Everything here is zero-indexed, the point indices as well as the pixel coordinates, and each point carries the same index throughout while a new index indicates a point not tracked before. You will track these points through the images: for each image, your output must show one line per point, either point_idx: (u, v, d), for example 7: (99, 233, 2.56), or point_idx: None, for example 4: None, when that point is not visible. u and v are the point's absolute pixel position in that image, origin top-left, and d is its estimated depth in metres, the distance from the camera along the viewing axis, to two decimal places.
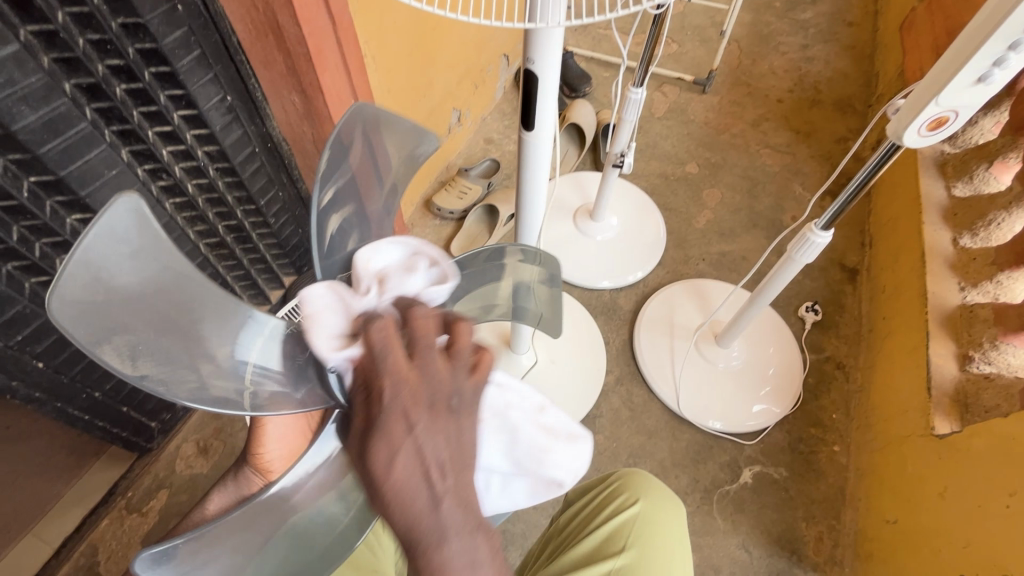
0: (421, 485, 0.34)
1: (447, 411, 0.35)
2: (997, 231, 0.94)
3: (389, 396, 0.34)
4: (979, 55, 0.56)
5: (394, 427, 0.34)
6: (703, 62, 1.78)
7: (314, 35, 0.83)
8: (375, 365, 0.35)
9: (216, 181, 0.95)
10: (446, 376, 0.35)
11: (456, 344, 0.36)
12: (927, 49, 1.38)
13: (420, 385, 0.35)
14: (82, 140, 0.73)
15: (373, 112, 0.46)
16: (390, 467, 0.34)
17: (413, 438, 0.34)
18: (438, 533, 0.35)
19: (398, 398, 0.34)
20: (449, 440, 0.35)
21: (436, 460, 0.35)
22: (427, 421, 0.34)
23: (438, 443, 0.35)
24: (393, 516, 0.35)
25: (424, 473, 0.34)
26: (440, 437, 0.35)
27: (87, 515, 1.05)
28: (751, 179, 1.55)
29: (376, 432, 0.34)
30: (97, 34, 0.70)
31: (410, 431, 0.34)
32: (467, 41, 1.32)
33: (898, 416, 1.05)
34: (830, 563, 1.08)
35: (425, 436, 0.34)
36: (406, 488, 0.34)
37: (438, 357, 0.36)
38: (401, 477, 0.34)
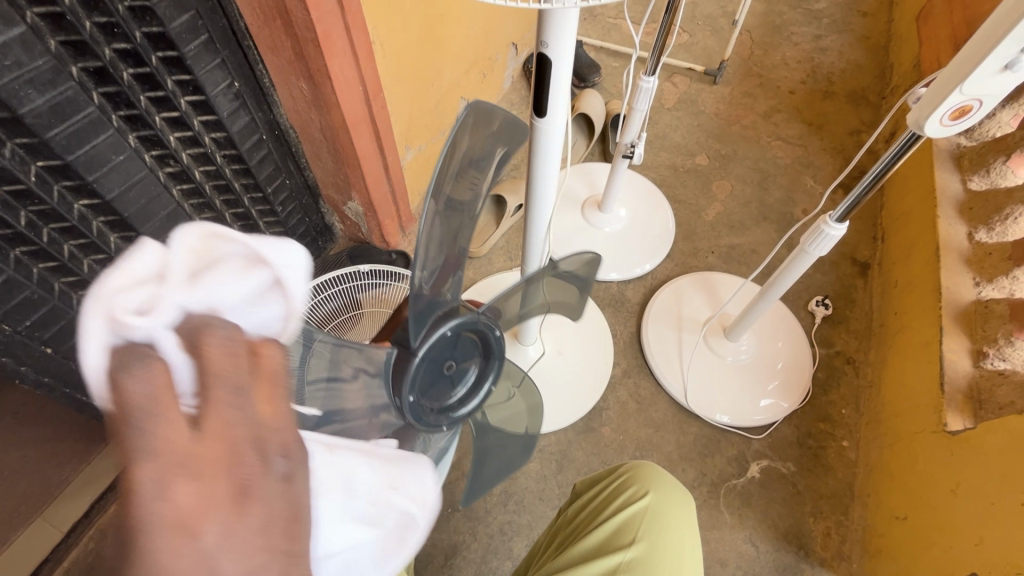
0: None
1: (260, 500, 0.25)
2: (1014, 226, 0.92)
3: (152, 493, 0.24)
4: (1006, 42, 0.54)
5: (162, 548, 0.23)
6: (714, 52, 1.76)
7: (322, 20, 0.81)
8: (137, 436, 0.24)
9: (223, 168, 0.95)
10: (266, 435, 0.26)
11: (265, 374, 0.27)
12: (945, 40, 1.36)
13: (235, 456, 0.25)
14: (89, 125, 0.73)
15: (490, 114, 0.47)
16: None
17: (198, 558, 0.24)
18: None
19: (171, 495, 0.24)
20: (259, 536, 0.25)
21: (233, 573, 0.24)
22: (222, 524, 0.24)
23: (240, 546, 0.25)
24: None
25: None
26: (246, 534, 0.25)
27: (93, 502, 1.07)
28: (762, 172, 1.53)
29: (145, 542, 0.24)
30: (104, 18, 0.69)
31: (195, 544, 0.24)
32: (476, 29, 1.31)
33: (909, 412, 1.04)
34: (837, 558, 1.07)
35: (221, 545, 0.24)
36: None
37: (249, 410, 0.26)
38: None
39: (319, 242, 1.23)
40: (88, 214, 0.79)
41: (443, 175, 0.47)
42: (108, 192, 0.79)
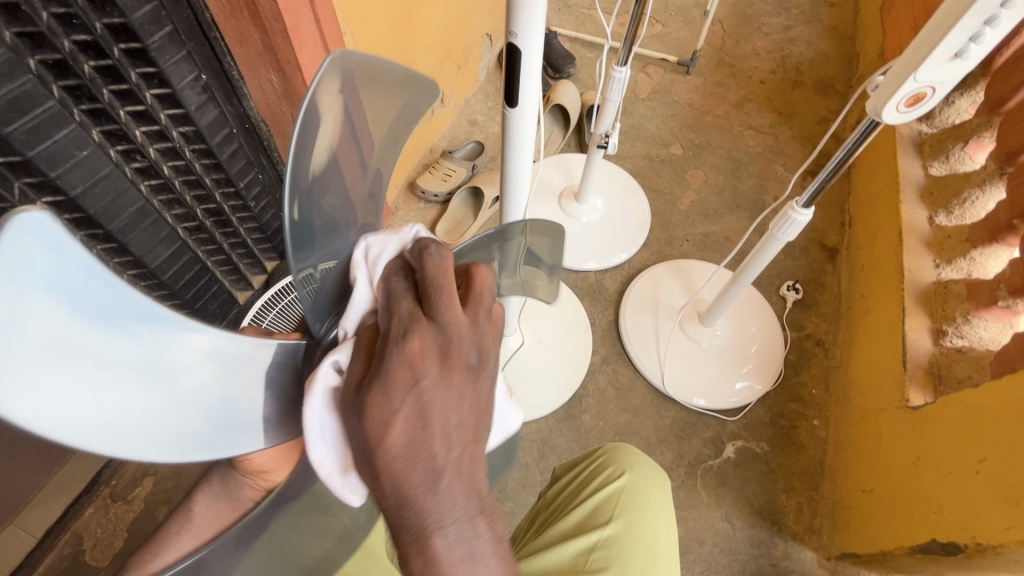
0: (418, 452, 0.33)
1: (461, 369, 0.35)
2: (972, 208, 1.00)
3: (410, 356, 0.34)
4: (955, 31, 0.56)
5: (404, 374, 0.34)
6: (686, 43, 1.78)
7: (290, 10, 0.80)
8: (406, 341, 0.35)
9: (192, 163, 0.93)
10: (465, 329, 0.36)
11: (477, 287, 0.39)
12: (907, 29, 1.40)
13: (433, 335, 0.35)
14: (50, 119, 0.71)
15: (362, 62, 0.41)
16: (388, 427, 0.33)
17: (421, 392, 0.34)
18: (424, 437, 0.33)
19: (406, 348, 0.35)
20: (462, 401, 0.35)
21: (441, 419, 0.34)
22: (438, 377, 0.34)
23: (449, 400, 0.34)
24: (379, 476, 0.34)
25: (426, 429, 0.34)
26: (454, 394, 0.35)
27: (69, 506, 1.05)
28: (734, 160, 1.56)
29: (379, 386, 0.34)
30: (62, 8, 0.67)
31: (419, 384, 0.34)
32: (449, 20, 1.30)
33: (875, 389, 1.08)
34: (809, 532, 1.11)
35: (432, 392, 0.34)
36: (408, 450, 0.33)
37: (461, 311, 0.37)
38: (410, 438, 0.33)
39: None
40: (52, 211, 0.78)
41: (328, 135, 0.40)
42: (71, 189, 0.77)
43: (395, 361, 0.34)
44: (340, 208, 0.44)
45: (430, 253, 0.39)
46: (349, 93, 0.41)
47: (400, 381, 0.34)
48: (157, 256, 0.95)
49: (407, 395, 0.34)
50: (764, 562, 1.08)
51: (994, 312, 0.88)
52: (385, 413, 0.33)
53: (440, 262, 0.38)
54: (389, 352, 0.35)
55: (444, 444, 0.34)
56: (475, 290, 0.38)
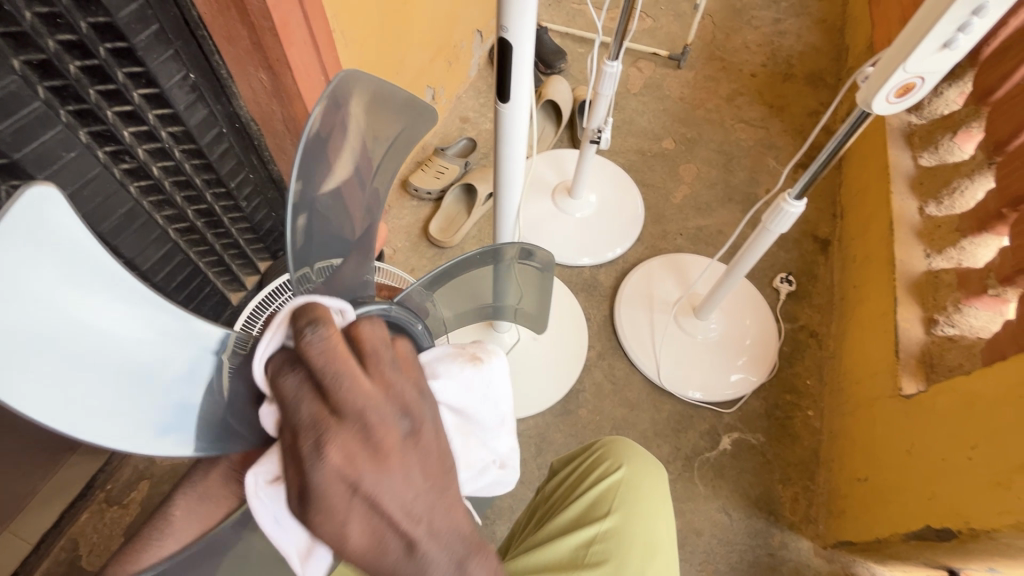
0: (387, 535, 0.33)
1: (393, 451, 0.33)
2: (961, 199, 1.00)
3: (326, 472, 0.31)
4: (943, 21, 0.57)
5: (334, 489, 0.32)
6: (677, 37, 1.78)
7: (279, 8, 0.79)
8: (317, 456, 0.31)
9: (182, 163, 0.92)
10: (369, 408, 0.32)
11: (367, 351, 0.34)
12: (896, 21, 1.41)
13: (347, 432, 0.32)
14: (35, 120, 0.70)
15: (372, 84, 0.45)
16: (344, 534, 0.33)
17: (366, 496, 0.32)
18: (389, 525, 0.33)
19: (324, 464, 0.31)
20: (409, 477, 0.33)
21: (397, 505, 0.33)
22: (372, 472, 0.32)
23: (392, 484, 0.33)
24: (359, 564, 0.34)
25: (382, 521, 0.33)
26: (397, 478, 0.33)
27: (65, 511, 1.05)
28: (727, 154, 1.57)
29: (317, 508, 0.32)
30: (46, 7, 0.66)
31: (357, 489, 0.32)
32: (439, 16, 1.29)
33: (869, 379, 1.09)
34: (806, 522, 1.12)
35: (376, 486, 0.32)
36: (373, 544, 0.33)
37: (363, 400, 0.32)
38: (371, 536, 0.33)
39: (288, 237, 1.22)
40: None
41: (335, 138, 0.43)
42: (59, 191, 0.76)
43: (319, 479, 0.31)
44: (340, 224, 0.46)
45: (310, 341, 0.33)
46: (349, 119, 0.44)
47: (331, 496, 0.32)
48: (148, 258, 0.94)
49: (354, 501, 0.32)
50: (761, 552, 1.09)
51: (985, 301, 0.89)
52: (328, 525, 0.33)
53: (320, 345, 0.32)
54: (305, 466, 0.32)
55: (413, 527, 0.34)
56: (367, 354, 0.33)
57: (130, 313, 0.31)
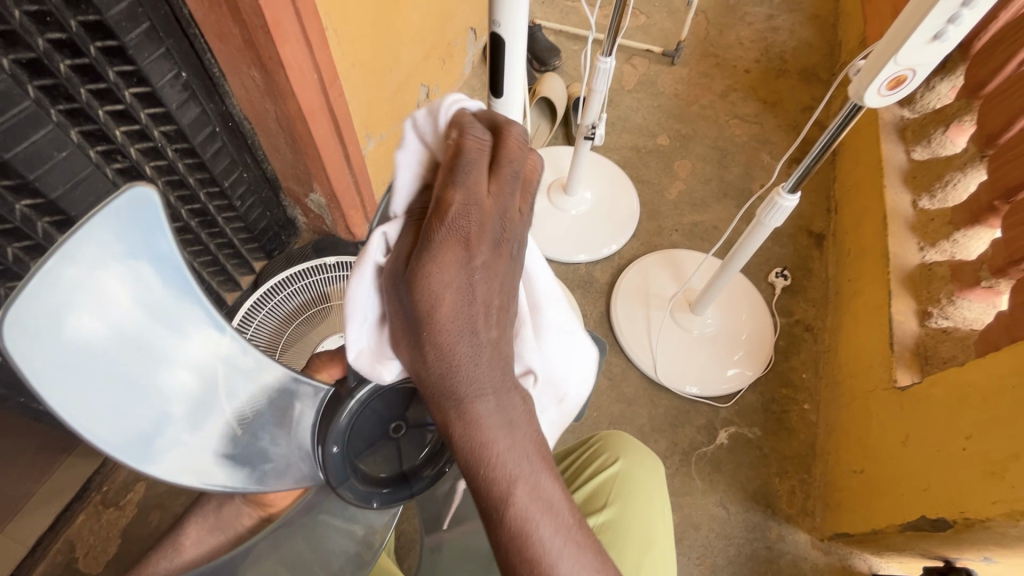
0: (465, 324, 0.40)
1: (498, 255, 0.41)
2: (954, 191, 1.01)
3: (455, 221, 0.39)
4: (934, 13, 0.57)
5: (451, 248, 0.39)
6: (670, 33, 1.78)
7: (271, 6, 0.78)
8: (455, 221, 0.39)
9: (175, 162, 0.92)
10: (497, 204, 0.41)
11: (511, 153, 0.42)
12: (888, 16, 1.41)
13: (473, 218, 0.40)
14: (26, 120, 0.69)
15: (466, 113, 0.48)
16: (438, 297, 0.39)
17: (467, 265, 0.39)
18: (471, 287, 0.40)
19: (448, 230, 0.39)
20: (492, 286, 0.41)
21: (484, 288, 0.40)
22: (479, 260, 0.40)
23: (484, 272, 0.40)
24: (434, 343, 0.40)
25: (467, 299, 0.40)
26: (487, 281, 0.40)
27: (60, 513, 1.04)
28: (721, 150, 1.57)
29: (432, 258, 0.39)
30: (35, 6, 0.66)
31: (469, 256, 0.39)
32: (433, 13, 1.29)
33: (863, 372, 1.10)
34: (803, 514, 1.13)
35: (479, 263, 0.40)
36: (457, 314, 0.39)
37: (497, 200, 0.41)
38: (457, 312, 0.39)
39: (283, 236, 1.22)
40: (31, 214, 0.75)
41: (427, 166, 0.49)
42: (51, 190, 0.75)
43: (441, 238, 0.39)
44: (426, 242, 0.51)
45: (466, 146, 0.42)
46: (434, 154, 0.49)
47: (445, 253, 0.39)
48: None
49: (455, 266, 0.39)
50: (759, 545, 1.10)
51: (978, 293, 0.90)
52: (432, 273, 0.39)
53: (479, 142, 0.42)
54: (426, 230, 0.39)
55: (484, 327, 0.41)
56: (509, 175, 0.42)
57: (172, 317, 0.32)
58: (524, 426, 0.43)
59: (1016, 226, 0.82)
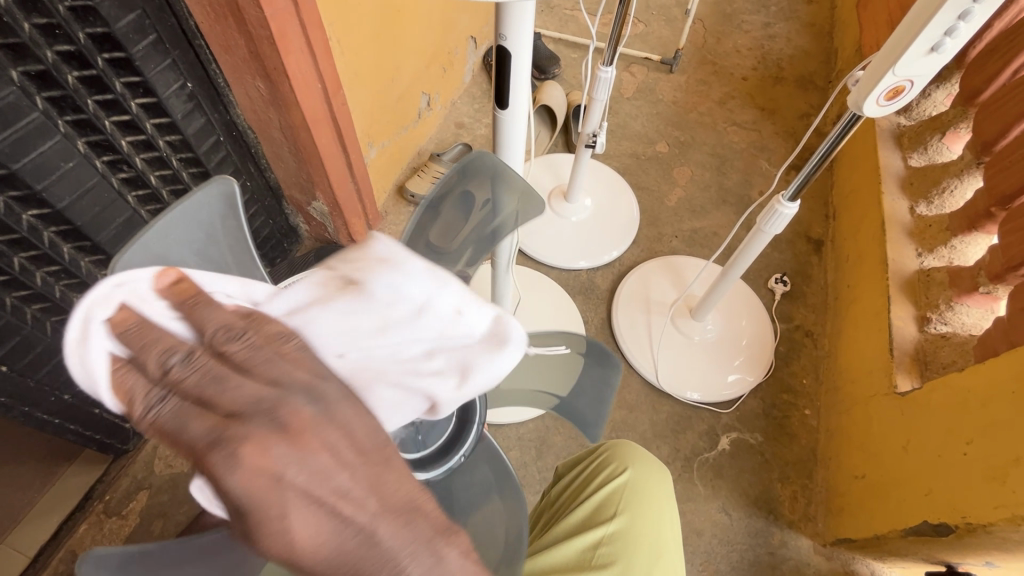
0: (336, 526, 0.28)
1: (308, 428, 0.29)
2: (951, 199, 1.03)
3: (229, 467, 0.27)
4: (931, 25, 0.58)
5: (257, 492, 0.27)
6: (669, 41, 1.80)
7: (276, 18, 0.79)
8: (229, 473, 0.27)
9: (179, 172, 0.93)
10: (267, 391, 0.30)
11: (251, 339, 0.31)
12: (883, 25, 1.43)
13: (244, 419, 0.28)
14: (34, 131, 0.70)
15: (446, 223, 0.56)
16: (291, 538, 0.27)
17: (285, 487, 0.27)
18: (324, 509, 0.28)
19: (243, 460, 0.27)
20: (337, 451, 0.29)
21: (332, 486, 0.28)
22: (286, 446, 0.28)
23: (324, 461, 0.28)
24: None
25: (328, 511, 0.28)
26: (318, 459, 0.28)
27: (63, 522, 1.03)
28: (719, 157, 1.58)
29: (248, 527, 0.27)
30: (44, 19, 0.66)
31: (282, 480, 0.27)
32: (434, 23, 1.30)
33: (863, 377, 1.11)
34: (805, 520, 1.13)
35: (302, 470, 0.28)
36: (324, 543, 0.28)
37: (281, 382, 0.30)
38: (325, 548, 0.28)
39: (285, 243, 1.23)
40: (37, 224, 0.76)
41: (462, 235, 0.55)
42: (58, 201, 0.76)
43: (235, 484, 0.27)
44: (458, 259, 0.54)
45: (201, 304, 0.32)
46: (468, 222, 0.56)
47: (262, 500, 0.27)
48: None
49: (272, 495, 0.27)
50: (761, 551, 1.10)
51: (976, 299, 0.91)
52: (261, 536, 0.27)
53: (185, 377, 0.30)
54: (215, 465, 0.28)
55: (352, 502, 0.28)
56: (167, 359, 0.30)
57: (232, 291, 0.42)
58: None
59: (1013, 233, 0.83)
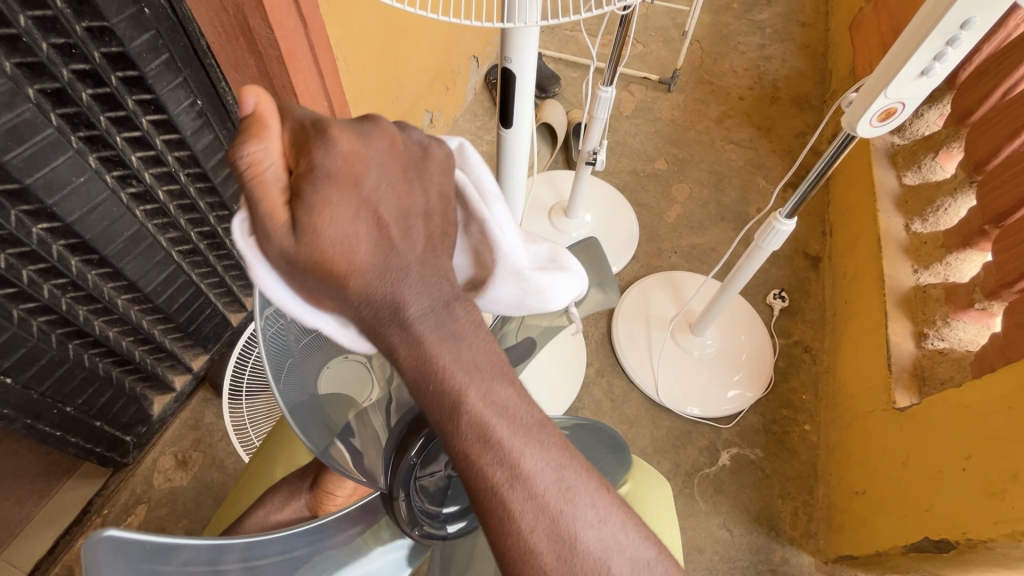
0: (380, 244, 0.34)
1: (398, 153, 0.36)
2: (945, 216, 1.06)
3: (325, 152, 0.33)
4: (920, 51, 0.60)
5: (339, 180, 0.33)
6: (667, 62, 1.84)
7: (286, 38, 0.82)
8: (321, 158, 0.33)
9: (187, 187, 0.94)
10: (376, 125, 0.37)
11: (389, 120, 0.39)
12: (875, 47, 1.47)
13: (352, 131, 0.35)
14: (47, 147, 0.72)
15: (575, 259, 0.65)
16: (352, 240, 0.33)
17: (364, 187, 0.34)
18: (380, 226, 0.34)
19: (333, 151, 0.33)
20: (403, 183, 0.36)
21: (391, 209, 0.35)
22: (376, 168, 0.35)
23: (392, 186, 0.35)
24: (365, 301, 0.34)
25: (382, 229, 0.34)
26: (394, 181, 0.35)
27: (59, 537, 1.03)
28: (717, 174, 1.61)
29: (318, 207, 0.32)
30: (61, 39, 0.68)
31: (362, 188, 0.34)
32: (437, 42, 1.33)
33: (862, 394, 1.11)
34: (806, 537, 1.12)
35: (378, 180, 0.35)
36: (379, 260, 0.34)
37: (371, 130, 0.36)
38: (377, 264, 0.34)
39: None
40: (47, 237, 0.77)
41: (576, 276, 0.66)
42: (68, 215, 0.77)
43: (326, 162, 0.33)
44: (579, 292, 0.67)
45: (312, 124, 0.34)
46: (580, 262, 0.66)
47: (338, 187, 0.33)
48: (152, 280, 0.94)
49: (348, 192, 0.33)
50: (763, 568, 1.09)
51: (972, 315, 0.92)
52: (321, 218, 0.32)
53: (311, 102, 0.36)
54: (275, 210, 0.32)
55: (402, 232, 0.35)
56: (261, 116, 0.33)
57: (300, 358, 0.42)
58: (487, 363, 0.35)
59: (1007, 249, 0.84)
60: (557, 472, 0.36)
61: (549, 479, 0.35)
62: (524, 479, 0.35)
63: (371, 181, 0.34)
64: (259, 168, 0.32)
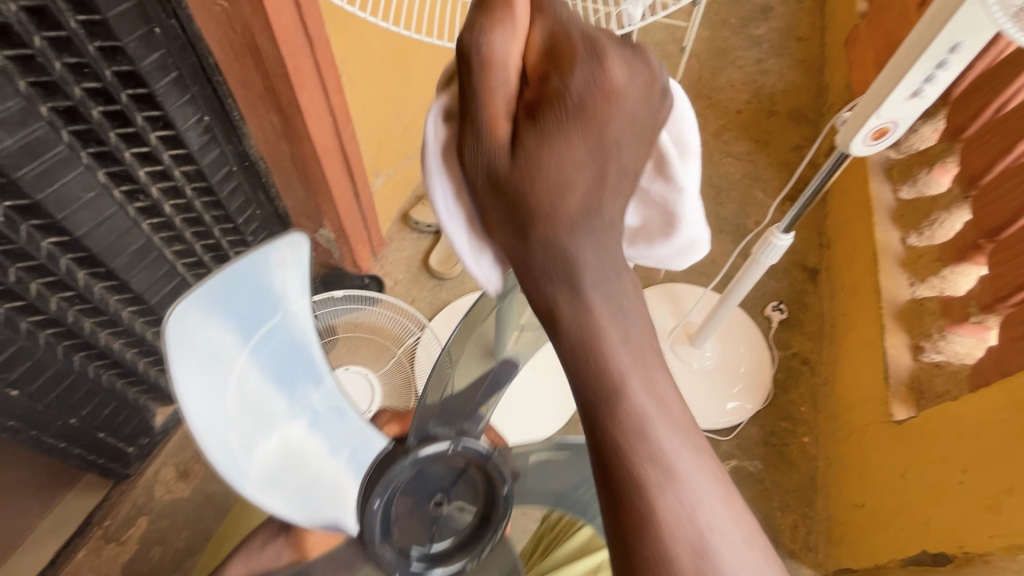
0: (587, 188, 0.34)
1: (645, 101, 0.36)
2: (940, 230, 1.05)
3: (576, 76, 0.35)
4: (911, 73, 0.62)
5: (581, 105, 0.35)
6: (665, 76, 1.87)
7: (292, 56, 0.84)
8: (571, 83, 0.35)
9: (193, 201, 0.95)
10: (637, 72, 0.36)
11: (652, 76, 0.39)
12: (870, 63, 1.50)
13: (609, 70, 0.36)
14: (58, 163, 0.73)
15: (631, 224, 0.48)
16: (564, 177, 0.34)
17: (602, 128, 0.35)
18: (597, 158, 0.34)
19: (581, 80, 0.35)
20: (632, 139, 0.36)
21: (615, 157, 0.35)
22: (617, 114, 0.35)
23: (622, 132, 0.35)
24: (549, 236, 0.34)
25: (598, 173, 0.35)
26: (622, 134, 0.35)
27: (60, 549, 1.04)
28: (716, 187, 1.63)
29: (539, 135, 0.34)
30: (75, 58, 0.70)
31: (596, 129, 0.34)
32: (440, 58, 1.35)
33: (860, 406, 1.12)
34: (805, 549, 1.13)
35: (615, 122, 0.35)
36: (586, 205, 0.34)
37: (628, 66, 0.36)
38: (582, 208, 0.34)
39: None
40: (56, 251, 0.79)
41: None
42: (76, 229, 0.78)
43: (576, 85, 0.35)
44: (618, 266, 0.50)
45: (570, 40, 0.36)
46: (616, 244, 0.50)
47: (570, 116, 0.34)
48: (157, 292, 0.95)
49: (580, 127, 0.34)
50: None
51: (967, 328, 0.92)
52: (546, 144, 0.34)
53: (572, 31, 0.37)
54: (499, 116, 0.35)
55: (614, 183, 0.35)
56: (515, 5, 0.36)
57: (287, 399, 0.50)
58: (645, 332, 0.36)
59: (1002, 263, 0.86)
60: (704, 489, 0.35)
61: (685, 471, 0.34)
62: (629, 402, 0.34)
63: (613, 122, 0.35)
64: (496, 59, 0.36)
